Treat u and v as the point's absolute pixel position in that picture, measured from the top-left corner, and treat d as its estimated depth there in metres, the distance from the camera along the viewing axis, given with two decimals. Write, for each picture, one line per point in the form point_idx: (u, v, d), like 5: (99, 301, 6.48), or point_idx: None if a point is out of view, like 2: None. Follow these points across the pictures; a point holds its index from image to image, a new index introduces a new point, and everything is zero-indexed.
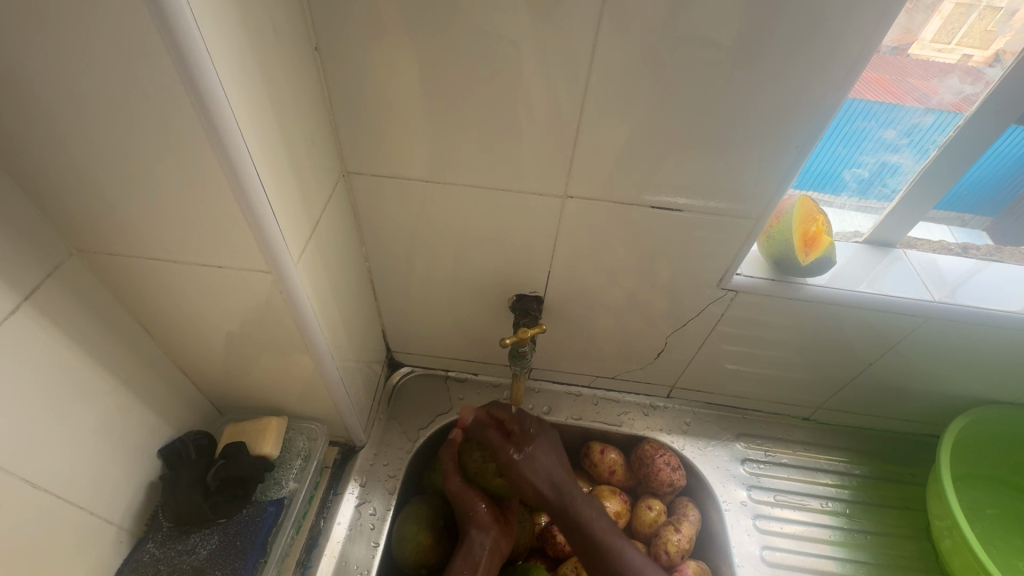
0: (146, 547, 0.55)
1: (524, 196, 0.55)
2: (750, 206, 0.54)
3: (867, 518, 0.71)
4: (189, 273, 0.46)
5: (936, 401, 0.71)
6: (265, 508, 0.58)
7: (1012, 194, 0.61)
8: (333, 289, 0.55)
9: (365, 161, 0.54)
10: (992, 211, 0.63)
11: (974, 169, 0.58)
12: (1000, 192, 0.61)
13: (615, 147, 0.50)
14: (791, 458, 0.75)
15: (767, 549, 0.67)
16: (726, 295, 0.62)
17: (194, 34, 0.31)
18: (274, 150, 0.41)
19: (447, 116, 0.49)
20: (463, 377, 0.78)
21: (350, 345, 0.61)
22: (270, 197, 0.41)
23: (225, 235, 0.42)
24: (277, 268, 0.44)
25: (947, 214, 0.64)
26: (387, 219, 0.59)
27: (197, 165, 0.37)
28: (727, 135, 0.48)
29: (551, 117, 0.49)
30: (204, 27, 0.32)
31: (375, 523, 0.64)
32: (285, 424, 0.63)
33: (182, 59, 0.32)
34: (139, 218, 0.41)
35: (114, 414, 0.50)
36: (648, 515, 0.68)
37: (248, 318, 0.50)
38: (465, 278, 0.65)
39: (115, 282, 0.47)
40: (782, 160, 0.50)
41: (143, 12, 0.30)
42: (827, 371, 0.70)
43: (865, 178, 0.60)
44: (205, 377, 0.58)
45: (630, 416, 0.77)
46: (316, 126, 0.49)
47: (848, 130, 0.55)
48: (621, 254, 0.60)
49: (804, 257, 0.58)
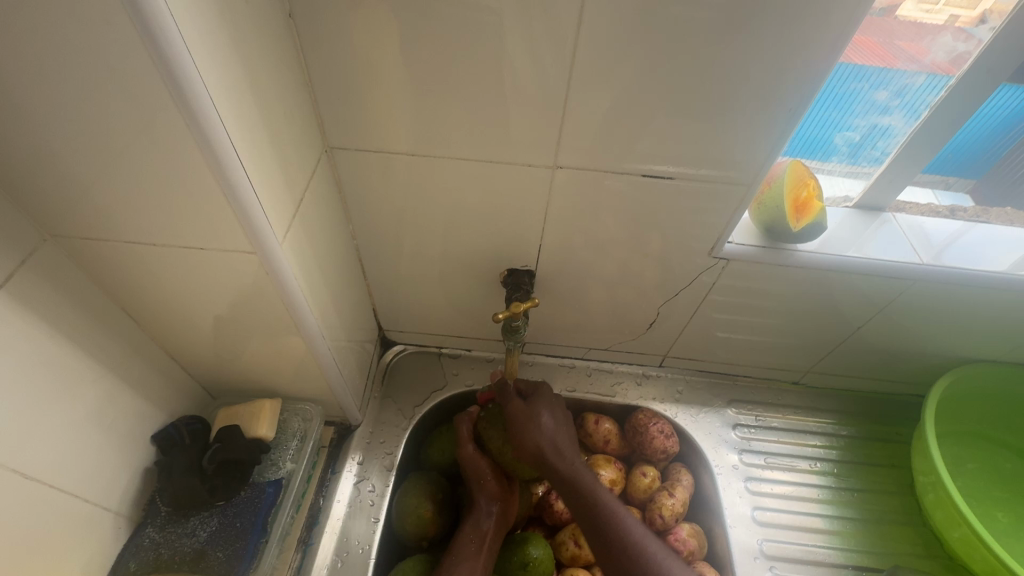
0: (145, 532, 0.54)
1: (513, 169, 0.54)
2: (742, 173, 0.53)
3: (854, 477, 0.73)
4: (171, 256, 0.44)
5: (923, 362, 0.72)
6: (263, 489, 0.58)
7: (996, 156, 0.61)
8: (321, 269, 0.54)
9: (348, 135, 0.52)
10: (976, 172, 0.64)
11: (961, 132, 0.58)
12: (984, 154, 0.61)
13: (605, 115, 0.49)
14: (781, 422, 0.77)
15: (758, 509, 0.69)
16: (718, 264, 0.62)
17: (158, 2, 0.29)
18: (251, 127, 0.39)
19: (431, 86, 0.48)
20: (456, 354, 0.78)
21: (341, 325, 0.61)
22: (251, 176, 0.40)
23: (206, 216, 0.41)
24: (262, 249, 0.43)
25: (932, 176, 0.65)
26: (373, 196, 0.58)
27: (171, 143, 0.36)
28: (718, 102, 0.47)
29: (539, 86, 0.47)
30: None
31: (374, 499, 0.65)
32: (279, 406, 0.62)
33: (149, 31, 0.30)
34: (115, 200, 0.40)
35: (103, 403, 0.50)
36: (642, 481, 0.70)
37: (236, 300, 0.49)
38: (455, 254, 0.64)
39: (93, 267, 0.46)
40: (773, 126, 0.49)
41: None
42: (816, 335, 0.70)
43: (856, 142, 0.59)
44: (196, 362, 0.57)
45: (623, 386, 0.78)
46: (295, 98, 0.47)
47: (840, 93, 0.55)
48: (613, 225, 0.59)
49: (795, 223, 0.58)
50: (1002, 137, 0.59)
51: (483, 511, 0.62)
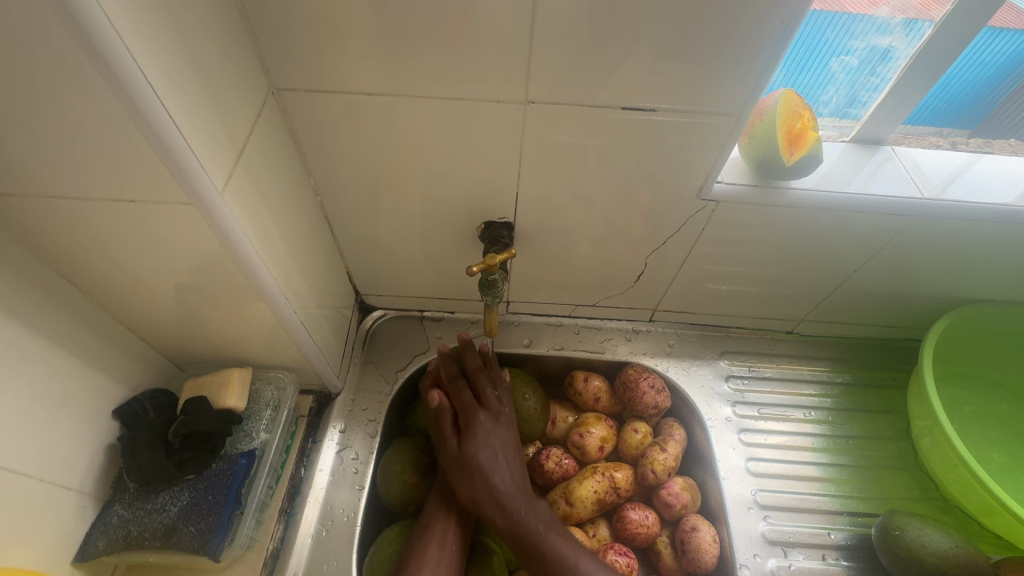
0: (113, 509, 0.52)
1: (481, 108, 0.49)
2: (730, 102, 0.49)
3: (848, 424, 0.71)
4: (105, 215, 0.41)
5: (921, 304, 0.70)
6: (236, 461, 0.55)
7: (991, 105, 0.59)
8: (278, 227, 0.50)
9: (297, 76, 0.48)
10: (970, 123, 0.61)
11: (952, 78, 0.56)
12: (980, 104, 0.59)
13: (577, 39, 0.44)
14: (775, 371, 0.75)
15: (752, 460, 0.68)
16: (707, 207, 0.58)
17: None
18: (170, 58, 0.35)
19: (381, 15, 0.43)
20: (439, 317, 0.75)
21: (309, 289, 0.57)
22: (172, 114, 0.35)
23: (134, 167, 0.37)
24: (201, 201, 0.39)
25: (925, 128, 0.62)
26: (332, 147, 0.54)
27: (74, 73, 0.31)
28: (699, 22, 0.43)
29: (501, 11, 0.43)
30: None
31: (358, 467, 0.63)
32: (250, 375, 0.59)
33: None
34: (26, 149, 0.35)
35: (52, 377, 0.47)
36: (634, 438, 0.68)
37: (185, 262, 0.45)
38: (427, 209, 0.60)
39: (22, 230, 0.42)
40: (762, 48, 0.45)
41: None
42: (811, 282, 0.68)
43: (853, 67, 0.55)
44: (154, 331, 0.54)
45: (613, 342, 0.75)
46: (230, 33, 0.42)
47: (839, 10, 0.50)
48: (593, 170, 0.55)
49: (788, 156, 0.54)
50: (998, 85, 0.57)
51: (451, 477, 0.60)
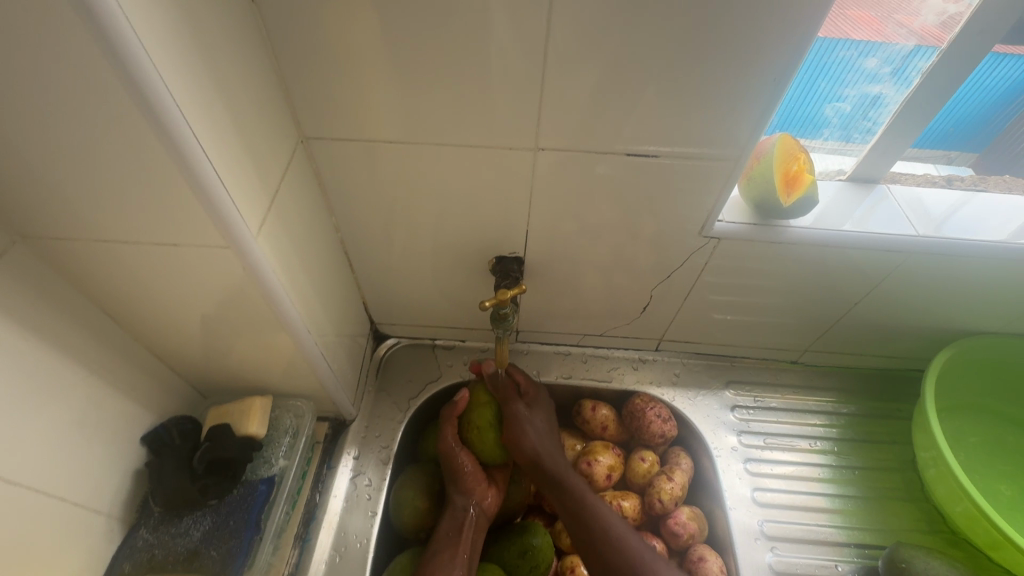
0: (139, 533, 0.54)
1: (494, 153, 0.53)
2: (728, 147, 0.52)
3: (854, 455, 0.72)
4: (144, 255, 0.44)
5: (924, 335, 0.71)
6: (256, 487, 0.58)
7: (996, 130, 0.61)
8: (302, 262, 0.53)
9: (324, 124, 0.51)
10: (979, 145, 0.63)
11: (960, 104, 0.58)
12: (989, 127, 0.60)
13: (585, 92, 0.48)
14: (780, 402, 0.76)
15: (759, 490, 0.69)
16: (709, 243, 0.61)
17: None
18: (214, 117, 0.39)
19: (404, 72, 0.47)
20: (450, 345, 0.78)
21: (328, 320, 0.60)
22: (215, 166, 0.39)
23: (177, 214, 0.40)
24: (236, 242, 0.42)
25: (932, 152, 0.64)
26: (353, 187, 0.57)
27: (133, 135, 0.35)
28: (700, 75, 0.46)
29: (514, 69, 0.46)
30: None
31: (371, 493, 0.65)
32: (271, 403, 0.61)
33: (98, 30, 0.29)
34: (81, 197, 0.39)
35: (86, 405, 0.49)
36: (641, 466, 0.69)
37: (217, 297, 0.48)
38: (442, 243, 0.63)
39: (68, 268, 0.45)
40: (759, 99, 0.48)
41: None
42: (813, 313, 0.69)
43: (847, 113, 0.58)
44: (182, 361, 0.57)
45: (620, 371, 0.77)
46: (265, 87, 0.46)
47: (829, 62, 0.54)
48: (600, 207, 0.58)
49: (786, 197, 0.57)
50: (1006, 109, 0.58)
51: (457, 505, 0.61)
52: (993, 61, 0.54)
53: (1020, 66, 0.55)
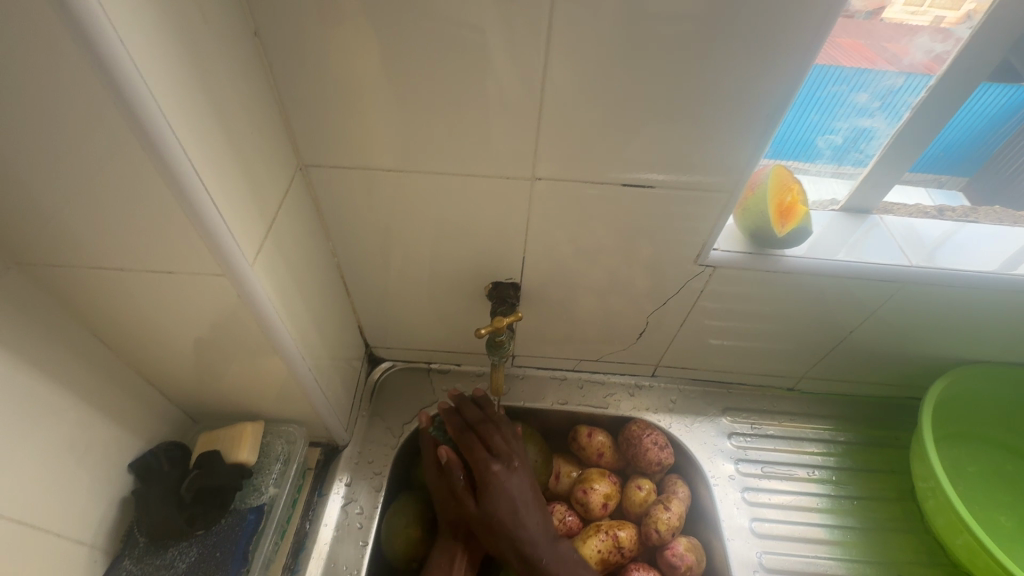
0: (122, 564, 0.53)
1: (491, 181, 0.53)
2: (722, 178, 0.52)
3: (852, 484, 0.71)
4: (140, 281, 0.44)
5: (921, 364, 0.71)
6: (245, 516, 0.57)
7: (990, 154, 0.61)
8: (298, 287, 0.53)
9: (323, 152, 0.52)
10: (969, 170, 0.63)
11: (950, 130, 0.58)
12: (979, 153, 0.61)
13: (581, 124, 0.49)
14: (777, 429, 0.75)
15: (756, 520, 0.68)
16: (704, 271, 0.61)
17: (112, 38, 0.30)
18: (214, 146, 0.39)
19: (402, 104, 0.48)
20: (446, 369, 0.77)
21: (323, 345, 0.60)
22: (214, 195, 0.39)
23: (173, 241, 0.40)
24: (231, 270, 0.42)
25: (923, 176, 0.64)
26: (351, 213, 0.57)
27: (133, 167, 0.35)
28: (695, 108, 0.47)
29: (512, 101, 0.47)
30: (121, 28, 0.30)
31: (363, 522, 0.64)
32: (262, 429, 0.61)
33: (102, 66, 0.30)
34: (80, 226, 0.39)
35: (74, 432, 0.49)
36: (638, 495, 0.68)
37: (211, 323, 0.48)
38: (439, 268, 0.63)
39: (63, 295, 0.45)
40: (753, 131, 0.49)
41: (53, 17, 0.28)
42: (809, 340, 0.69)
43: (840, 144, 0.59)
44: (174, 386, 0.56)
45: (616, 397, 0.77)
46: (265, 116, 0.47)
47: (820, 95, 0.54)
48: (597, 233, 0.58)
49: (780, 228, 0.57)
50: (999, 134, 0.59)
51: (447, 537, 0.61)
52: (984, 90, 0.54)
53: (1014, 93, 0.55)
